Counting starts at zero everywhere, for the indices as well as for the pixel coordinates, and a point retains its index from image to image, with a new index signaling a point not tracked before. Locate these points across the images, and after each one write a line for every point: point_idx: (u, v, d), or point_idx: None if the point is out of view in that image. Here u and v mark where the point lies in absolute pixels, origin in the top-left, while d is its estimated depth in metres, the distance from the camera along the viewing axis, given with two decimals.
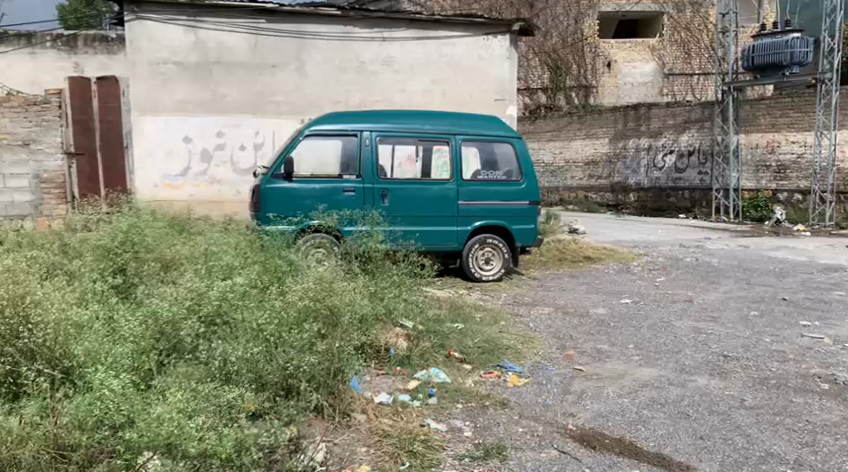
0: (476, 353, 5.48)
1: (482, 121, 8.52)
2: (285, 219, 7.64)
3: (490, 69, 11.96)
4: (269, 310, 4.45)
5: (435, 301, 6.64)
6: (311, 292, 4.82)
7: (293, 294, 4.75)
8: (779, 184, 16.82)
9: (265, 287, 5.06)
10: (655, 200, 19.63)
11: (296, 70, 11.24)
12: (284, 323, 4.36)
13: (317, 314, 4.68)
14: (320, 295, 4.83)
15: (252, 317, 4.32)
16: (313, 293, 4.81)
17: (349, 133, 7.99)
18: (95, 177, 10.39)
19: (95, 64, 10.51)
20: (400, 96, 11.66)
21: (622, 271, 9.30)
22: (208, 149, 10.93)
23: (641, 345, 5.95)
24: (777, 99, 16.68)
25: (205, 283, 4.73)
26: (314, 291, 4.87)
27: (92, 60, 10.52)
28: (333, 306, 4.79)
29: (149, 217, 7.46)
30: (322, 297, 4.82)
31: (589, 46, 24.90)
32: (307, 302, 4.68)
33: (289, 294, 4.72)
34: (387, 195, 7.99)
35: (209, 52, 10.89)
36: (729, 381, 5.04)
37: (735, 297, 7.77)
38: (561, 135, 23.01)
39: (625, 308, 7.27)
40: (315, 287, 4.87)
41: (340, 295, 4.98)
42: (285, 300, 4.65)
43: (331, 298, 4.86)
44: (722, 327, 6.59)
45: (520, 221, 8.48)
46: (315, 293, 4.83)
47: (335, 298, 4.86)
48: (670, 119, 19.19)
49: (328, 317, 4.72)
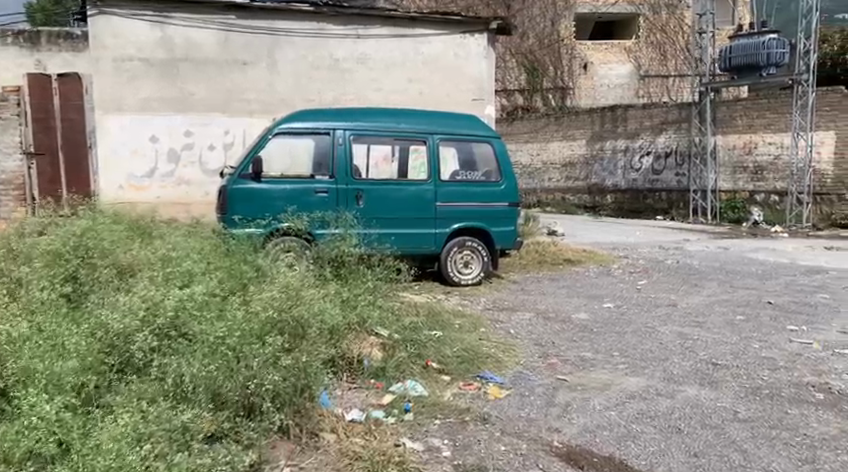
0: (455, 363, 5.18)
1: (461, 120, 8.23)
2: (253, 222, 7.27)
3: (467, 68, 11.70)
4: (229, 321, 4.14)
5: (412, 305, 6.30)
6: (275, 302, 4.54)
7: (257, 305, 4.47)
8: (756, 185, 16.69)
9: (226, 295, 4.76)
10: (633, 201, 19.50)
11: (267, 68, 10.87)
12: (246, 335, 4.08)
13: (283, 326, 4.37)
14: (287, 306, 4.55)
15: (210, 329, 4.05)
16: (278, 303, 4.53)
17: (320, 131, 7.64)
18: (56, 178, 10.09)
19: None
20: (375, 95, 11.33)
21: (602, 274, 9.06)
22: (175, 149, 10.52)
23: (627, 352, 5.70)
24: (754, 101, 16.59)
25: (161, 293, 4.44)
26: (280, 301, 4.59)
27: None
28: (301, 316, 4.51)
29: (110, 220, 7.05)
30: (288, 307, 4.53)
31: (566, 47, 24.78)
32: (271, 312, 4.37)
33: (251, 305, 4.42)
34: (362, 196, 7.65)
35: (177, 49, 10.46)
36: (720, 391, 4.79)
37: (720, 301, 7.56)
38: (539, 136, 22.85)
39: (608, 313, 7.01)
40: (280, 297, 4.59)
41: (308, 304, 4.69)
42: (248, 311, 4.34)
43: (299, 308, 4.58)
44: (708, 332, 6.37)
45: (499, 223, 8.21)
46: (280, 303, 4.55)
47: (301, 308, 4.57)
48: (647, 121, 19.09)
49: (295, 329, 4.41)
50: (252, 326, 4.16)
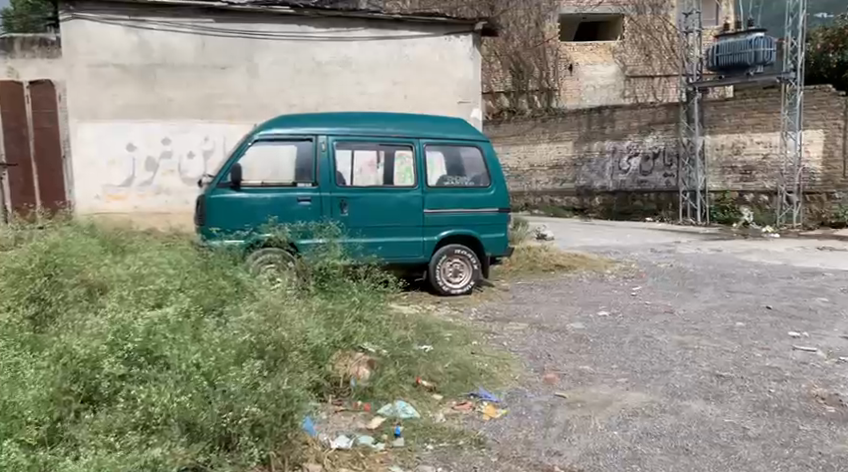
0: (446, 381, 4.92)
1: (447, 123, 7.97)
2: (234, 233, 6.97)
3: (453, 70, 11.46)
4: (204, 346, 3.87)
5: (401, 318, 6.02)
6: (255, 322, 4.28)
7: (234, 327, 4.21)
8: (745, 185, 16.56)
9: (201, 315, 4.50)
10: (621, 203, 19.35)
11: (248, 72, 10.57)
12: (223, 359, 3.82)
13: (263, 350, 4.09)
14: (268, 325, 4.28)
15: (183, 354, 3.78)
16: (257, 323, 4.26)
17: (303, 137, 7.35)
18: (29, 190, 9.84)
19: (34, 69, 9.78)
20: (359, 99, 11.05)
21: (596, 280, 8.82)
22: (154, 158, 10.20)
23: (626, 365, 5.44)
24: (741, 100, 16.45)
25: (130, 315, 4.17)
26: (260, 321, 4.32)
27: (31, 66, 9.77)
28: (284, 335, 4.24)
29: (83, 235, 6.72)
30: (269, 327, 4.26)
31: (550, 48, 24.56)
32: (250, 336, 4.09)
33: (227, 329, 4.15)
34: (347, 204, 7.37)
35: (154, 54, 10.14)
36: (727, 406, 4.55)
37: (717, 307, 7.34)
38: (525, 139, 22.60)
39: (604, 322, 6.76)
40: (258, 319, 4.30)
41: (290, 321, 4.43)
42: (224, 334, 4.07)
43: (279, 327, 4.32)
44: (709, 341, 6.13)
45: (489, 229, 7.96)
46: (260, 324, 4.28)
47: (282, 329, 4.29)
48: (635, 121, 18.92)
49: (276, 353, 4.13)
50: (229, 350, 3.90)
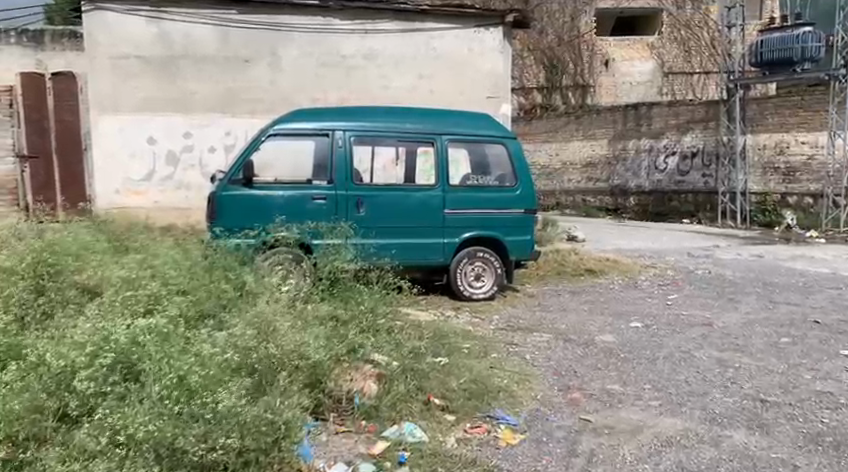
0: (460, 399, 4.50)
1: (472, 119, 7.54)
2: (243, 232, 6.64)
3: (482, 63, 10.98)
4: (185, 362, 3.49)
5: (414, 326, 5.61)
6: (248, 336, 3.91)
7: (226, 341, 3.84)
8: (788, 186, 15.82)
9: (191, 327, 4.13)
10: (657, 203, 18.73)
11: (270, 65, 10.23)
12: (210, 375, 3.45)
13: (252, 371, 3.71)
14: (262, 341, 3.92)
15: (163, 370, 3.41)
16: (250, 338, 3.89)
17: (320, 132, 6.97)
18: (50, 184, 9.67)
19: (61, 61, 9.66)
20: (383, 93, 10.66)
21: (628, 287, 8.31)
22: (174, 152, 9.95)
23: (659, 385, 4.97)
24: (786, 98, 15.68)
25: (113, 323, 3.81)
26: (254, 335, 3.95)
27: (58, 57, 9.67)
28: (279, 351, 3.88)
29: (92, 234, 6.46)
30: (263, 343, 3.90)
31: (586, 43, 24.02)
32: (238, 354, 3.71)
33: (215, 344, 3.77)
34: (363, 203, 6.99)
35: (176, 46, 9.87)
36: (774, 439, 4.05)
37: (760, 320, 6.79)
38: (558, 136, 21.99)
39: (636, 335, 6.27)
40: (249, 334, 3.92)
41: (288, 335, 4.06)
42: (210, 349, 3.68)
43: (275, 343, 3.95)
44: (751, 358, 5.62)
45: (514, 232, 7.50)
46: (254, 339, 3.91)
47: (275, 346, 3.91)
48: (672, 119, 18.25)
49: (267, 374, 3.75)
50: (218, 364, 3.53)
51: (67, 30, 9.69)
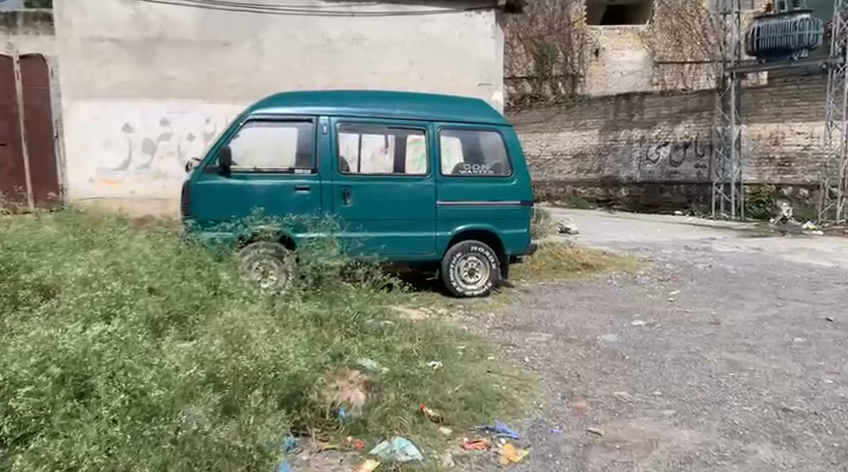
0: (456, 409, 4.10)
1: (464, 104, 7.09)
2: (221, 225, 6.19)
3: (472, 49, 10.44)
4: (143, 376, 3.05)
5: (405, 327, 5.19)
6: (218, 346, 3.48)
7: (194, 350, 3.42)
8: (783, 178, 15.55)
9: (154, 335, 3.68)
10: (649, 195, 18.40)
11: (252, 49, 9.72)
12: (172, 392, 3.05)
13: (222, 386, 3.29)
14: (234, 352, 3.49)
15: (117, 388, 3.00)
16: (221, 349, 3.47)
17: (303, 117, 6.51)
18: (19, 175, 9.07)
19: (35, 45, 8.98)
20: (371, 79, 10.15)
21: (628, 282, 7.92)
22: (151, 140, 9.45)
23: (671, 391, 4.58)
24: (781, 87, 15.34)
25: (64, 329, 3.36)
26: (226, 345, 3.53)
27: (31, 41, 8.99)
28: (254, 362, 3.47)
29: (58, 229, 5.97)
30: (236, 354, 3.48)
31: (576, 32, 23.60)
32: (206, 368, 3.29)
33: (180, 354, 3.33)
34: (350, 194, 6.56)
35: (153, 29, 9.36)
36: (804, 454, 3.68)
37: (770, 318, 6.44)
38: (548, 126, 21.51)
39: (640, 335, 5.88)
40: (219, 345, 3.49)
41: (264, 342, 3.63)
42: (173, 361, 3.25)
43: (248, 354, 3.52)
44: (764, 360, 5.26)
45: (509, 224, 7.09)
46: (225, 350, 3.49)
47: (248, 356, 3.49)
48: (665, 109, 17.89)
49: (239, 388, 3.34)
50: (183, 377, 3.14)
51: (41, 12, 9.04)
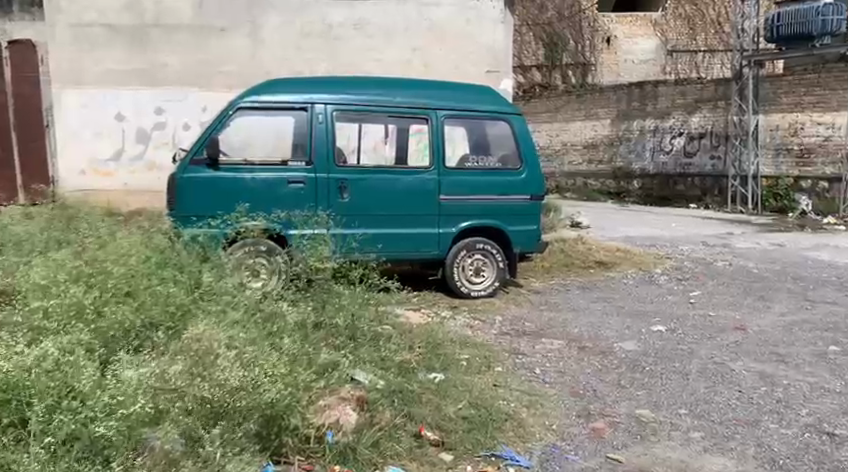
0: (458, 431, 3.67)
1: (472, 92, 6.62)
2: (206, 221, 5.76)
3: (478, 36, 9.75)
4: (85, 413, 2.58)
5: (404, 333, 4.74)
6: (178, 370, 2.97)
7: (151, 374, 2.93)
8: (802, 170, 14.90)
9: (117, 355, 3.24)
10: (662, 187, 17.91)
11: (249, 35, 9.19)
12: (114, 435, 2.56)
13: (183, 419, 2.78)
14: (196, 376, 2.96)
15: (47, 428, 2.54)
16: (180, 373, 2.96)
17: (296, 106, 6.06)
18: (9, 166, 8.70)
19: (31, 32, 8.71)
20: (374, 67, 9.56)
21: (644, 282, 7.44)
22: (145, 129, 9.01)
23: (698, 410, 4.12)
24: (801, 75, 14.77)
25: (10, 347, 2.93)
26: (189, 367, 3.01)
27: (27, 28, 8.72)
28: (221, 387, 2.91)
29: (38, 228, 5.60)
30: (196, 379, 2.93)
31: (587, 19, 23.08)
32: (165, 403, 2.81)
33: (139, 379, 2.85)
34: (347, 187, 6.11)
35: (147, 14, 8.92)
36: None
37: (799, 323, 5.96)
38: (558, 116, 21.00)
39: (660, 342, 5.42)
40: (186, 369, 2.99)
41: (235, 361, 3.09)
42: (127, 388, 2.76)
43: (214, 379, 2.95)
44: (798, 372, 4.78)
45: (517, 221, 6.62)
46: (185, 374, 2.96)
47: (216, 379, 2.94)
48: (679, 99, 17.33)
49: (204, 422, 2.83)
50: (125, 415, 2.63)
51: None
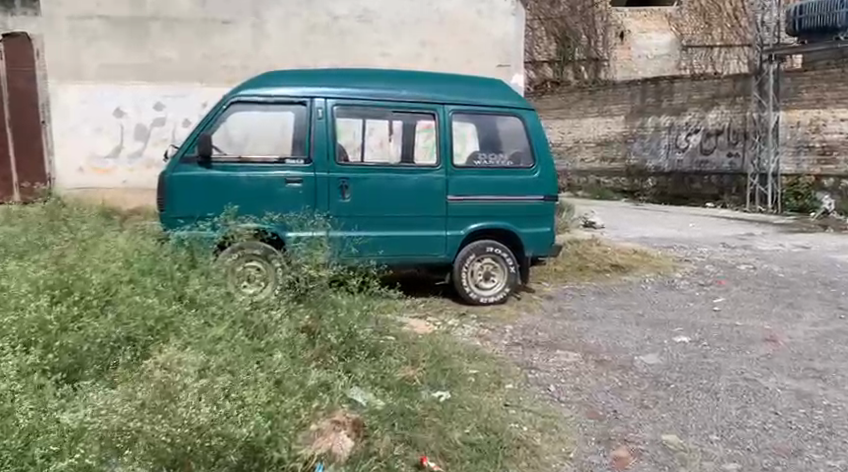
0: (465, 461, 3.27)
1: (482, 87, 6.24)
2: (195, 222, 5.41)
3: (490, 29, 9.35)
4: None
5: (408, 344, 4.36)
6: (136, 405, 2.56)
7: (101, 413, 2.53)
8: (824, 168, 14.40)
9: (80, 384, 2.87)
10: (677, 185, 17.43)
11: (253, 29, 8.83)
12: None
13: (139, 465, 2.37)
14: (156, 413, 2.53)
15: None
16: (137, 409, 2.54)
17: (294, 100, 5.67)
18: (5, 163, 8.41)
19: (32, 25, 8.32)
20: (381, 61, 9.17)
21: (664, 287, 7.02)
22: (144, 126, 8.64)
23: (731, 436, 3.72)
24: (824, 70, 14.22)
25: None
26: (148, 400, 2.60)
27: (29, 22, 8.32)
28: (187, 427, 2.49)
29: (23, 231, 5.25)
30: (156, 417, 2.51)
31: (600, 14, 22.59)
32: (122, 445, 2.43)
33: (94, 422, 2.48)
34: (349, 187, 5.74)
35: (148, 6, 8.58)
36: None
37: (834, 335, 5.53)
38: (571, 113, 20.53)
39: (684, 355, 5.01)
40: (147, 403, 2.58)
41: (202, 394, 2.65)
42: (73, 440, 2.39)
43: (176, 418, 2.51)
44: (840, 392, 4.36)
45: (530, 222, 6.22)
46: (142, 410, 2.55)
47: (178, 416, 2.51)
48: (696, 95, 16.86)
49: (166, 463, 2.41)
50: None
51: None
